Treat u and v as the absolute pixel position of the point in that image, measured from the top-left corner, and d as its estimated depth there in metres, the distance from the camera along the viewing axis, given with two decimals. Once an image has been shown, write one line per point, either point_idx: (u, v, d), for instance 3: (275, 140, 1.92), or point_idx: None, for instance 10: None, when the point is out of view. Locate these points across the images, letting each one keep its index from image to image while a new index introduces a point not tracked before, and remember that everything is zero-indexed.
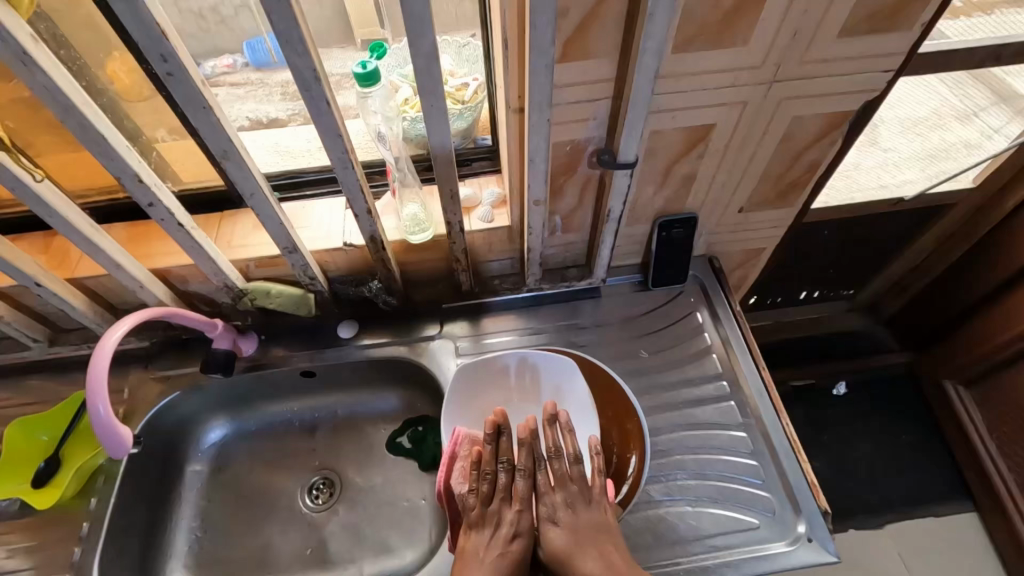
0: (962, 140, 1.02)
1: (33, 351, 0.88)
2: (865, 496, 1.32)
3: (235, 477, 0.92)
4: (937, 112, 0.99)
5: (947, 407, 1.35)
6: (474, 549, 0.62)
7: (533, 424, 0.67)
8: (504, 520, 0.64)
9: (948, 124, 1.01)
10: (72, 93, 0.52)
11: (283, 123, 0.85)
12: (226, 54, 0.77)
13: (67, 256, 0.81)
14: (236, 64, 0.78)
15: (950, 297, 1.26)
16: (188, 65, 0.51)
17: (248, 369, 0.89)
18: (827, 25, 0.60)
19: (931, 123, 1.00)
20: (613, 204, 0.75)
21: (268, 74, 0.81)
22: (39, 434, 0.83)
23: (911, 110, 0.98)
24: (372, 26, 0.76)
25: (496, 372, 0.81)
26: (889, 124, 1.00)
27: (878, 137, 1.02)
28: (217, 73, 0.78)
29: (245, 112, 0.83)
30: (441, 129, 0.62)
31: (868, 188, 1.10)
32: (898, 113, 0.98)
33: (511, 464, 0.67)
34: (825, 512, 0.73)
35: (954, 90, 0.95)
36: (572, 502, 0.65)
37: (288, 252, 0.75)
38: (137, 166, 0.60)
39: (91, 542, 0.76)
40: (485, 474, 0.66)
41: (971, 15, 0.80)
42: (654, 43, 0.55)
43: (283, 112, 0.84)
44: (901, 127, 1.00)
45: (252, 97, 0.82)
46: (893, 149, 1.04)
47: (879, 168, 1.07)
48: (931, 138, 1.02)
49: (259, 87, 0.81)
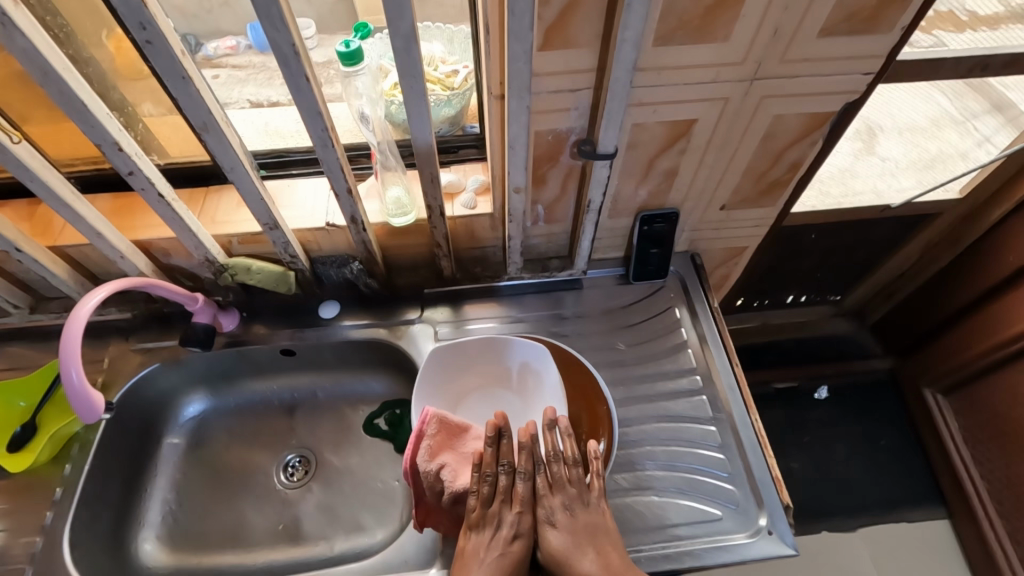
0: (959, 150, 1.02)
1: (14, 317, 0.89)
2: (840, 498, 1.34)
3: (212, 451, 0.93)
4: (935, 122, 1.01)
5: (925, 415, 1.36)
6: (474, 549, 0.64)
7: (533, 428, 0.69)
8: (505, 522, 0.65)
9: (946, 135, 1.02)
10: (51, 57, 0.52)
11: (284, 106, 0.87)
12: (229, 36, 0.80)
13: (50, 224, 0.82)
14: (239, 47, 0.82)
15: (933, 303, 1.27)
16: (167, 33, 0.51)
17: (228, 345, 0.90)
18: (808, 25, 0.61)
19: (928, 133, 1.02)
20: (593, 195, 0.76)
21: (270, 58, 0.83)
22: (17, 400, 0.84)
23: (910, 119, 1.00)
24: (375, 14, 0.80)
25: (500, 378, 0.83)
26: (888, 132, 1.01)
27: (876, 146, 1.03)
28: (220, 54, 0.81)
29: (246, 94, 0.85)
30: (421, 110, 0.62)
31: (862, 195, 1.08)
32: (898, 122, 1.00)
33: (511, 467, 0.67)
34: (786, 506, 0.75)
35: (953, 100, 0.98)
36: (570, 505, 0.66)
37: (270, 229, 0.76)
38: (117, 134, 0.60)
39: (63, 506, 0.77)
40: (487, 476, 0.67)
41: (976, 29, 0.81)
42: (632, 34, 0.56)
43: (284, 96, 0.86)
44: (899, 136, 1.02)
45: (253, 80, 0.84)
46: (891, 158, 1.04)
47: (874, 176, 1.07)
48: (928, 147, 1.03)
49: (261, 70, 0.84)
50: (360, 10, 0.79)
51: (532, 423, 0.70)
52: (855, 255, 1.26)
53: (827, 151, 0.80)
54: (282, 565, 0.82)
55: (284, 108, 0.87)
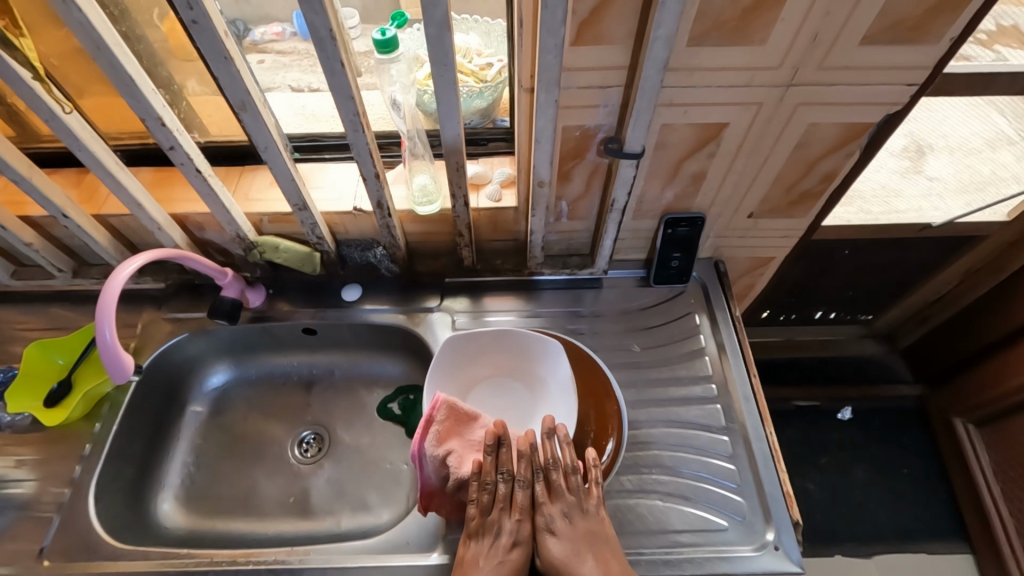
0: (1013, 174, 0.97)
1: (57, 281, 0.93)
2: (854, 523, 1.30)
3: (231, 420, 0.96)
4: (989, 143, 0.96)
5: (953, 444, 1.31)
6: (474, 557, 0.65)
7: (532, 437, 0.70)
8: (504, 529, 0.66)
9: (1000, 155, 0.96)
10: (105, 32, 0.54)
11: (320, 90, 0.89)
12: (276, 22, 0.82)
13: (95, 192, 0.86)
14: (284, 34, 0.84)
15: (969, 331, 1.22)
16: (212, 14, 0.53)
17: (253, 320, 0.93)
18: (849, 31, 0.60)
19: (981, 154, 0.97)
20: (617, 194, 0.75)
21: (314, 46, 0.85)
22: (56, 357, 0.89)
23: (964, 139, 0.96)
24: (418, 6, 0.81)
25: (523, 376, 0.84)
26: (937, 151, 0.97)
27: (923, 164, 0.99)
28: (266, 40, 0.84)
29: (288, 80, 0.87)
30: (450, 100, 0.63)
31: (902, 213, 1.04)
32: (950, 141, 0.96)
33: (510, 475, 0.68)
34: (795, 522, 0.73)
35: (1012, 121, 0.93)
36: (569, 512, 0.67)
37: (299, 209, 0.78)
38: (161, 109, 0.63)
39: (91, 461, 0.81)
40: (487, 484, 0.68)
41: None
42: (666, 32, 0.55)
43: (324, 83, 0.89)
44: (949, 155, 0.98)
45: (297, 66, 0.86)
46: (937, 177, 1.01)
47: (920, 197, 1.03)
48: (980, 169, 0.99)
49: (305, 57, 0.86)
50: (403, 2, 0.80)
51: (531, 431, 0.71)
52: (888, 275, 1.22)
53: (863, 163, 0.78)
54: (289, 537, 0.85)
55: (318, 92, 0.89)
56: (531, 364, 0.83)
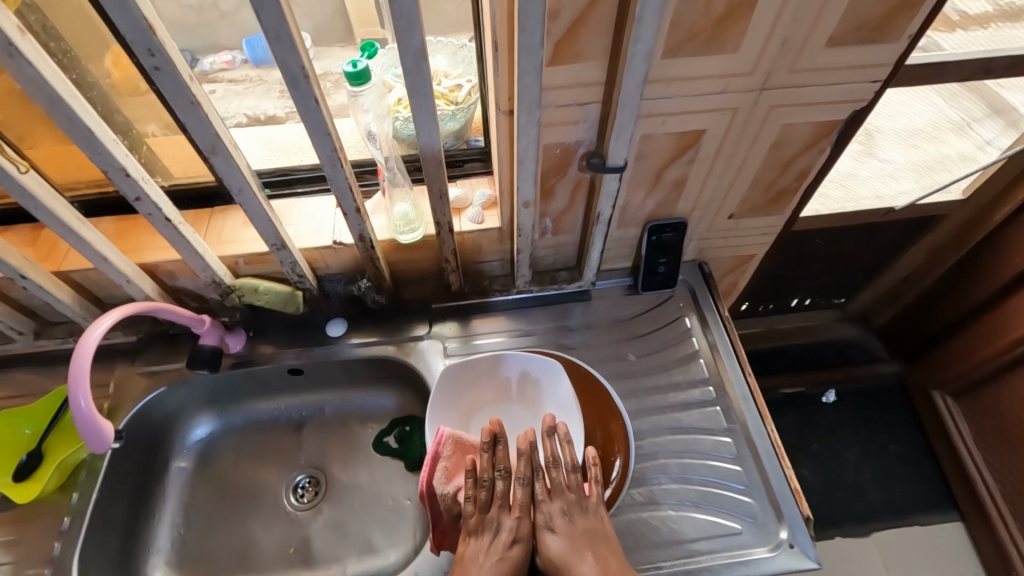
0: (957, 152, 1.01)
1: (18, 343, 0.88)
2: (850, 504, 1.32)
3: (220, 473, 0.91)
4: (933, 124, 0.99)
5: (935, 417, 1.35)
6: (473, 555, 0.63)
7: (532, 435, 0.68)
8: (504, 527, 0.64)
9: (944, 137, 1.00)
10: (59, 86, 0.51)
11: (281, 120, 0.87)
12: (226, 50, 0.82)
13: (54, 248, 0.81)
14: (235, 62, 0.83)
15: (939, 307, 1.27)
16: (175, 58, 0.50)
17: (235, 366, 0.89)
18: (816, 34, 0.61)
19: (926, 135, 1.00)
20: (602, 207, 0.75)
21: (266, 72, 0.85)
22: (23, 427, 0.83)
23: (908, 122, 0.98)
24: (373, 26, 0.79)
25: (526, 397, 0.82)
26: (886, 134, 0.99)
27: (874, 148, 1.01)
28: (216, 69, 0.82)
29: (243, 108, 0.85)
30: (430, 129, 0.61)
31: (863, 199, 1.08)
32: (896, 124, 0.98)
33: (509, 473, 0.67)
34: (807, 518, 0.74)
35: (950, 103, 0.96)
36: (569, 510, 0.65)
37: (277, 249, 0.75)
38: (124, 159, 0.60)
39: (71, 536, 0.76)
40: (484, 480, 0.66)
41: (968, 29, 0.80)
42: (643, 47, 0.55)
43: (281, 109, 0.86)
44: (898, 138, 1.00)
45: (251, 93, 0.85)
46: (890, 161, 1.03)
47: (874, 178, 1.06)
48: (927, 150, 1.02)
49: (258, 83, 0.85)
50: (354, 20, 0.79)
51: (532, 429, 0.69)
52: (860, 260, 1.25)
53: (836, 157, 0.80)
54: None
55: (292, 124, 0.87)
56: (535, 389, 0.82)
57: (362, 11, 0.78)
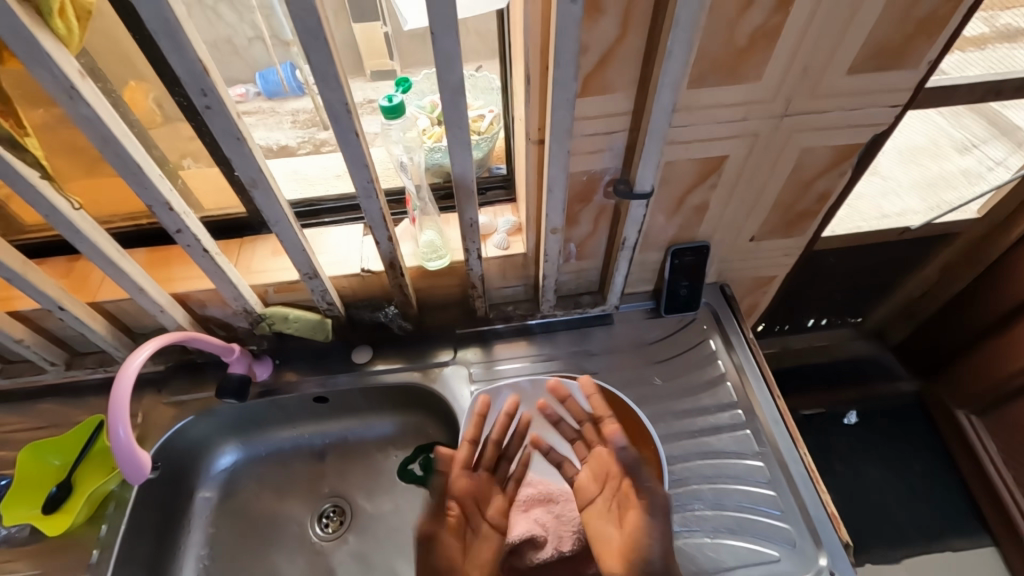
0: (961, 170, 1.01)
1: (49, 374, 0.89)
2: (878, 527, 1.27)
3: (244, 504, 0.90)
4: (934, 141, 0.99)
5: (959, 437, 1.31)
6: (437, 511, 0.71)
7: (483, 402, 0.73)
8: (451, 487, 0.72)
9: (946, 154, 1.00)
10: (114, 126, 0.53)
11: (292, 150, 0.88)
12: (239, 84, 0.82)
13: (89, 280, 0.82)
14: (248, 94, 0.84)
15: (956, 323, 1.25)
16: (226, 98, 0.52)
17: (261, 394, 0.90)
18: (837, 62, 0.63)
19: (929, 152, 1.00)
20: (628, 232, 0.76)
21: (279, 103, 0.86)
22: (51, 459, 0.83)
23: (910, 139, 0.98)
24: (382, 58, 0.81)
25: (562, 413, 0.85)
26: (889, 154, 0.99)
27: (878, 167, 1.01)
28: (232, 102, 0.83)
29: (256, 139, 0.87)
30: (463, 159, 0.63)
31: (869, 219, 1.07)
32: (897, 142, 0.98)
33: (475, 440, 0.73)
34: (846, 544, 0.73)
35: (952, 121, 0.96)
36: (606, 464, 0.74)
37: (309, 278, 0.77)
38: (168, 194, 0.61)
39: (100, 569, 0.76)
40: (470, 444, 0.73)
41: (965, 50, 0.79)
42: (672, 79, 0.57)
43: (293, 140, 0.88)
44: (900, 156, 1.00)
45: (263, 124, 0.87)
46: (892, 178, 1.03)
47: (878, 196, 1.05)
48: (929, 166, 1.01)
49: (271, 115, 0.86)
50: (364, 54, 0.81)
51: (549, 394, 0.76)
52: (876, 279, 1.25)
53: (857, 179, 0.80)
54: None
55: (306, 155, 0.89)
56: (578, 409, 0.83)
57: (371, 44, 0.80)
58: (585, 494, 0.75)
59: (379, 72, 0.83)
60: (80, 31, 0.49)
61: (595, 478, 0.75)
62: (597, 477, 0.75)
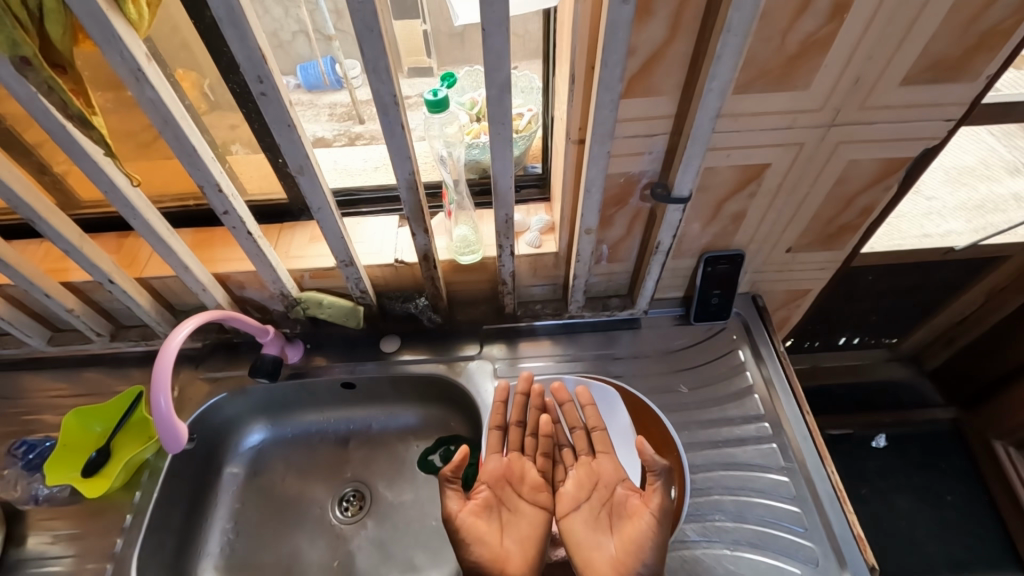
0: (1011, 193, 0.98)
1: (94, 345, 0.93)
2: (906, 557, 1.22)
3: (270, 482, 0.93)
4: (985, 162, 1.00)
5: (997, 470, 1.24)
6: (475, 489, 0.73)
7: (525, 382, 0.79)
8: (490, 466, 0.74)
9: (997, 176, 0.99)
10: (174, 109, 0.56)
11: (327, 142, 0.91)
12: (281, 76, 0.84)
13: (137, 256, 0.86)
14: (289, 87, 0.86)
15: (1002, 352, 1.19)
16: (280, 86, 0.54)
17: (291, 377, 0.92)
18: (889, 74, 0.62)
19: (978, 173, 1.00)
20: (662, 237, 0.75)
21: (317, 96, 0.87)
22: (93, 425, 0.87)
23: (956, 159, 1.01)
24: (420, 55, 0.82)
25: None
26: (933, 171, 1.02)
27: (921, 184, 1.02)
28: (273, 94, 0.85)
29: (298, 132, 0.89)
30: (504, 155, 0.63)
31: (911, 237, 1.02)
32: (943, 161, 1.01)
33: (518, 421, 0.78)
34: (872, 567, 0.71)
35: (1003, 141, 0.97)
36: (603, 475, 0.74)
37: (345, 265, 0.79)
38: (219, 176, 0.64)
39: (132, 534, 0.79)
40: (514, 425, 0.78)
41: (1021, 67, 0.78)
42: (719, 84, 0.56)
43: (329, 132, 0.90)
44: (946, 176, 1.02)
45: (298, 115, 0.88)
46: (936, 199, 1.03)
47: (920, 217, 1.03)
48: (976, 188, 1.00)
49: (308, 107, 0.88)
50: (402, 51, 0.81)
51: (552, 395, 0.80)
52: (915, 299, 1.21)
53: (903, 195, 0.78)
54: None
55: (341, 147, 0.91)
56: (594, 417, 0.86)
57: (410, 41, 0.81)
58: (569, 500, 0.73)
59: (416, 68, 0.84)
60: (150, 16, 0.51)
61: (580, 486, 0.74)
62: (584, 486, 0.74)
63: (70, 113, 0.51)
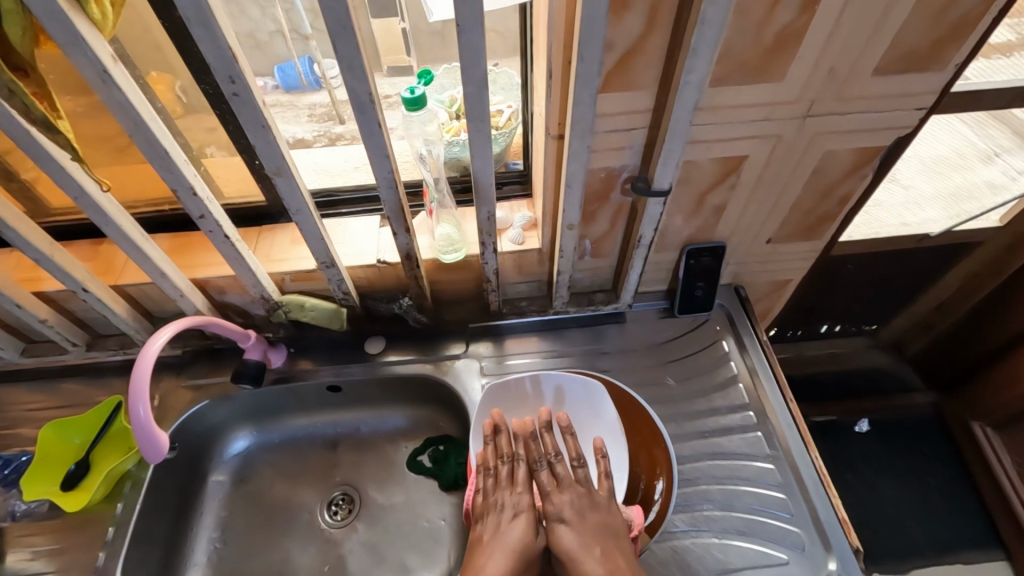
0: (985, 181, 0.98)
1: (71, 355, 0.91)
2: (890, 539, 1.24)
3: (257, 488, 0.92)
4: (959, 152, 0.97)
5: (976, 451, 1.27)
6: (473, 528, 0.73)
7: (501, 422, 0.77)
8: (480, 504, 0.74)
9: (971, 164, 0.97)
10: (143, 111, 0.54)
11: (308, 143, 0.89)
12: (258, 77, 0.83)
13: (112, 263, 0.84)
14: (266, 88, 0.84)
15: (978, 336, 1.22)
16: (253, 85, 0.53)
17: (276, 382, 0.91)
18: (862, 65, 0.62)
19: (953, 163, 0.98)
20: (644, 230, 0.76)
21: (296, 97, 0.87)
22: (72, 437, 0.86)
23: (932, 149, 0.97)
24: (399, 53, 0.82)
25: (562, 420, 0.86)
26: (910, 162, 0.98)
27: (898, 174, 1.01)
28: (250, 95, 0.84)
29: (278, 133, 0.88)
30: (483, 152, 0.63)
31: (889, 226, 1.06)
32: (919, 152, 0.97)
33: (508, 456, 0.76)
34: (857, 550, 0.72)
35: (975, 130, 0.94)
36: (580, 504, 0.70)
37: (326, 267, 0.78)
38: (192, 179, 0.62)
39: (115, 547, 0.78)
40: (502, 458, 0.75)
41: (988, 57, 0.78)
42: (696, 77, 0.57)
43: (309, 133, 0.89)
44: (923, 166, 0.98)
45: (280, 117, 0.87)
46: (914, 188, 1.03)
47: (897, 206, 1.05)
48: (953, 178, 0.99)
49: (288, 108, 0.87)
50: (380, 49, 0.81)
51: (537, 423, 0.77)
52: (894, 287, 1.23)
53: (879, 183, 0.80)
54: None
55: (321, 147, 0.89)
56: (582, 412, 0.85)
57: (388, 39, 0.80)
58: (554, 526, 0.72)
59: (396, 67, 0.84)
60: (114, 15, 0.50)
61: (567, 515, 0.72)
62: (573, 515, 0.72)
63: (34, 117, 0.50)
